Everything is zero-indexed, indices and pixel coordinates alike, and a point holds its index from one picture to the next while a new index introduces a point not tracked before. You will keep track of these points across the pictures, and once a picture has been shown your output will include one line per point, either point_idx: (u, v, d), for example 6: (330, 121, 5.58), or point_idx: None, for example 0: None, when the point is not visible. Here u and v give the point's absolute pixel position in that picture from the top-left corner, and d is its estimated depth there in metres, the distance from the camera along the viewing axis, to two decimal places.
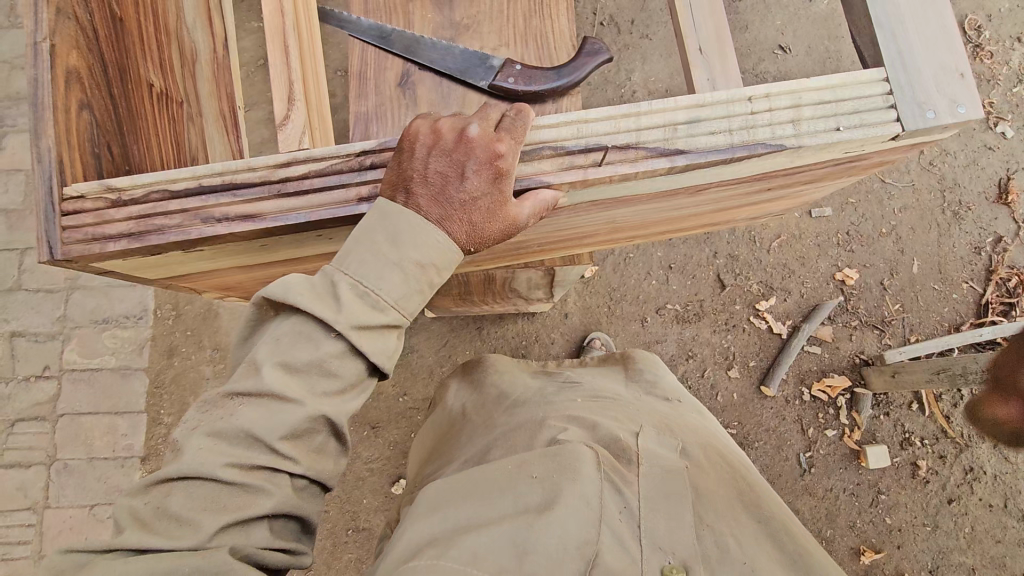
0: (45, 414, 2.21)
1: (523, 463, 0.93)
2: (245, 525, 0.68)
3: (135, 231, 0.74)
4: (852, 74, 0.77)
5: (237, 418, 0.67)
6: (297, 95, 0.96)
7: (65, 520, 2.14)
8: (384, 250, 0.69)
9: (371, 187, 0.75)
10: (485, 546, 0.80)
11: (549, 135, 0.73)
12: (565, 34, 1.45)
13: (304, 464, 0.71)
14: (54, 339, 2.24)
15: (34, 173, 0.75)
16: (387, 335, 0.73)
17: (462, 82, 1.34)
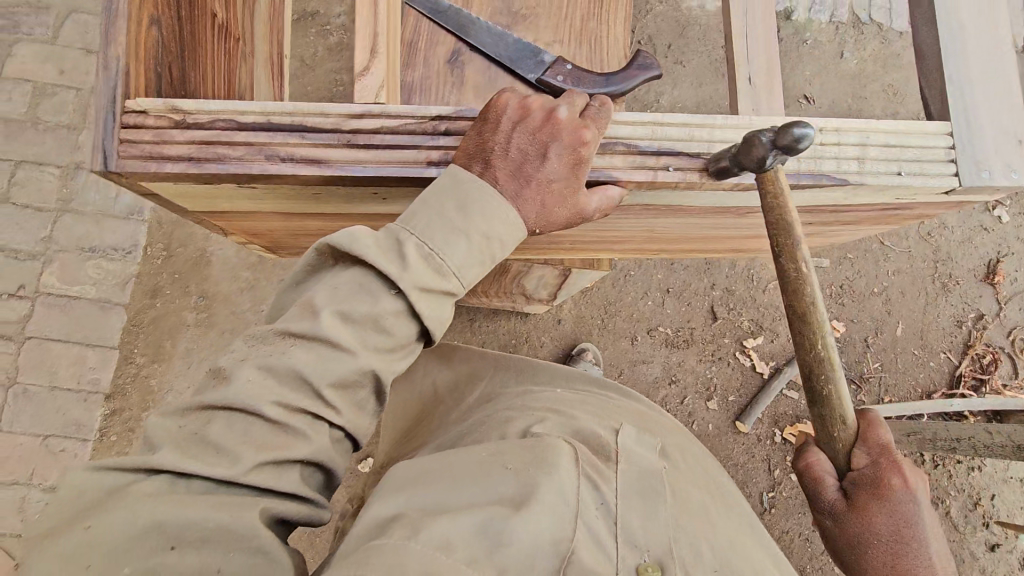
0: (12, 334, 2.13)
1: (503, 452, 0.92)
2: (279, 467, 0.67)
3: (195, 156, 0.72)
4: (920, 122, 0.79)
5: (289, 357, 0.67)
6: (379, 50, 0.95)
7: (15, 447, 2.06)
8: (461, 220, 0.69)
9: (442, 153, 0.74)
10: (476, 533, 0.79)
11: (624, 132, 0.74)
12: (619, 43, 1.46)
13: (345, 416, 0.71)
14: (35, 259, 2.16)
15: (97, 81, 0.72)
16: (444, 301, 0.73)
17: (510, 71, 1.32)
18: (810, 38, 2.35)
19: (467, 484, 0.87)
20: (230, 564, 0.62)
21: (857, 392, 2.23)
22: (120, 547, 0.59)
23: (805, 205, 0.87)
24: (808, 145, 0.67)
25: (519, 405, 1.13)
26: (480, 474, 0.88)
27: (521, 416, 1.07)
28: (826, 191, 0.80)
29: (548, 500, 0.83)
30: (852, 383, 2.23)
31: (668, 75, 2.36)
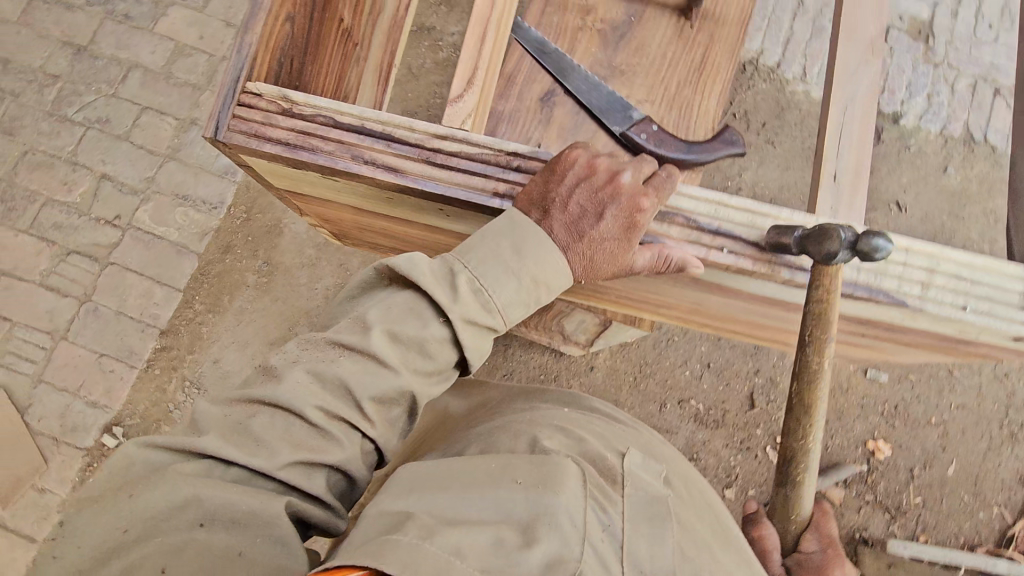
0: (98, 257, 2.42)
1: (511, 466, 0.88)
2: (309, 470, 0.74)
3: (293, 142, 0.80)
4: (998, 261, 0.76)
5: (337, 364, 0.75)
6: (476, 82, 1.02)
7: (72, 358, 2.33)
8: (513, 261, 0.75)
9: (509, 187, 0.79)
10: (489, 547, 0.77)
11: (686, 205, 0.77)
12: (710, 115, 1.48)
13: (378, 428, 0.78)
14: (136, 195, 2.46)
15: (228, 62, 0.82)
16: (483, 334, 0.80)
17: (598, 119, 1.43)
18: (915, 143, 2.27)
19: (468, 495, 0.84)
20: (254, 548, 0.67)
21: (889, 523, 2.07)
22: (151, 519, 0.66)
23: (859, 317, 0.85)
24: (882, 256, 0.68)
25: (525, 422, 1.11)
26: (482, 484, 0.85)
27: (530, 432, 1.06)
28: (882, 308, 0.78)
29: (560, 520, 0.80)
30: (886, 511, 2.08)
31: (756, 152, 2.34)
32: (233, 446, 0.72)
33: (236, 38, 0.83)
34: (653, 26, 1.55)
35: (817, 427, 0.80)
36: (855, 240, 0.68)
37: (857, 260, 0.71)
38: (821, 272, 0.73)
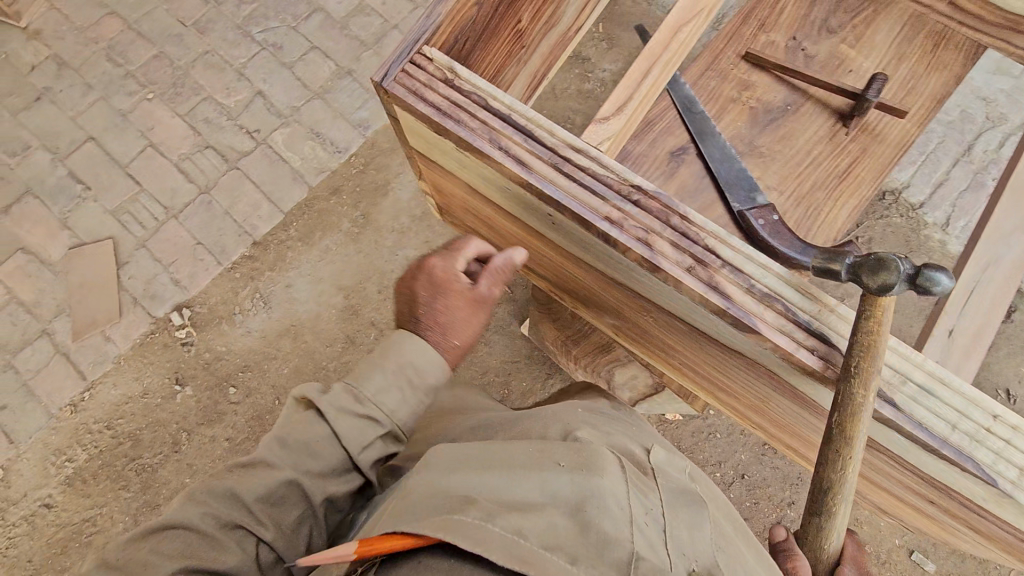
0: (230, 158, 2.96)
1: (547, 447, 1.02)
2: (227, 544, 1.08)
3: (444, 109, 0.85)
4: None
5: (226, 481, 1.13)
6: (625, 109, 1.19)
7: (176, 235, 2.84)
8: (381, 360, 1.22)
9: (621, 215, 0.81)
10: (550, 526, 0.87)
11: (789, 295, 0.77)
12: (837, 224, 1.44)
13: (269, 530, 1.12)
14: (280, 118, 3.01)
15: (414, 25, 0.91)
16: (356, 424, 1.20)
17: (720, 190, 1.45)
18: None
19: (512, 470, 0.97)
20: None
21: None
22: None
23: (932, 479, 0.86)
24: (937, 293, 0.76)
25: (547, 416, 1.20)
26: (523, 464, 0.97)
27: (554, 424, 1.15)
28: (966, 477, 0.79)
29: (609, 504, 0.91)
30: None
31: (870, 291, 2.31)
32: (214, 500, 1.11)
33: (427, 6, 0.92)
34: (809, 120, 1.52)
35: (851, 459, 0.86)
36: (912, 274, 0.74)
37: (909, 290, 0.77)
38: (870, 300, 0.75)
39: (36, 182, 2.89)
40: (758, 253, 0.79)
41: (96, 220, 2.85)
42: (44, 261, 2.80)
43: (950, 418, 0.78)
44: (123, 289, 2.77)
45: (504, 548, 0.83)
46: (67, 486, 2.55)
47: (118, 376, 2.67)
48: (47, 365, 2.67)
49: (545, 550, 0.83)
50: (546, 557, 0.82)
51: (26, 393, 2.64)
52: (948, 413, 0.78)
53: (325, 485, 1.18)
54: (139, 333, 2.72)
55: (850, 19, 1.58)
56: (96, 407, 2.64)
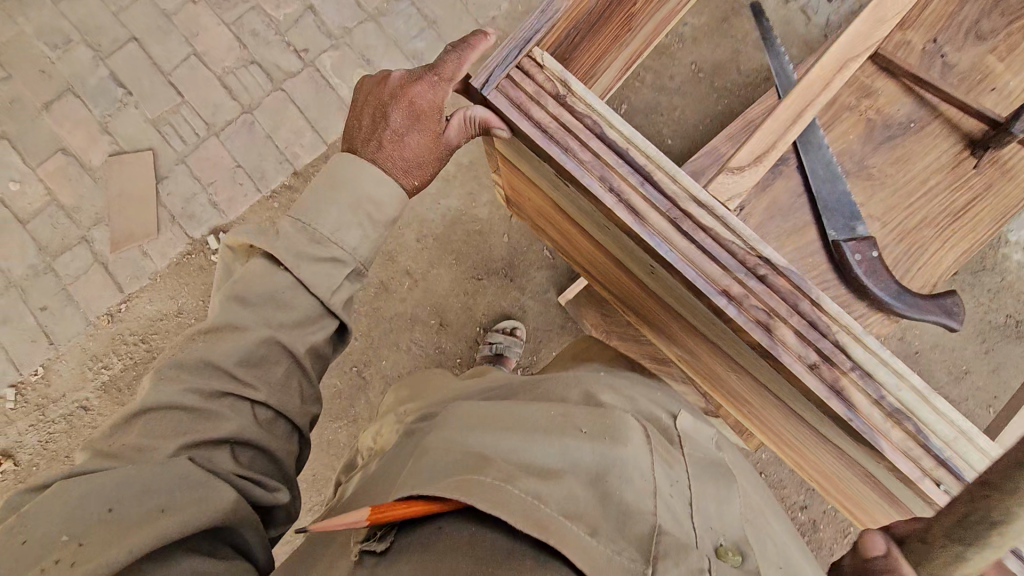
0: (275, 77, 2.80)
1: (571, 416, 1.15)
2: (215, 441, 1.05)
3: (549, 132, 0.94)
4: None
5: (204, 351, 1.09)
6: (764, 161, 1.25)
7: (217, 154, 2.75)
8: (335, 192, 1.21)
9: (740, 285, 0.92)
10: (571, 494, 0.97)
11: (890, 384, 0.92)
12: (938, 269, 1.31)
13: (262, 393, 1.11)
14: (331, 39, 2.82)
15: (521, 25, 0.95)
16: (322, 269, 1.18)
17: (817, 213, 1.31)
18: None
19: (537, 437, 1.09)
20: (174, 504, 0.94)
21: None
22: (92, 504, 0.90)
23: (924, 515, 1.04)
24: None
25: (579, 383, 1.35)
26: (539, 437, 1.09)
27: (575, 387, 1.31)
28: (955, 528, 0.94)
29: (632, 476, 1.03)
30: None
31: None
32: (187, 375, 1.07)
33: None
34: (932, 143, 1.34)
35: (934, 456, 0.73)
36: None
37: None
38: None
39: (77, 80, 2.78)
40: (892, 360, 0.93)
41: (136, 128, 2.76)
42: (84, 165, 2.75)
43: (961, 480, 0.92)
44: (161, 205, 2.73)
45: (522, 516, 0.88)
46: (104, 392, 2.64)
47: (154, 292, 2.69)
48: (85, 272, 2.69)
49: (563, 521, 0.90)
50: (563, 526, 0.89)
51: (66, 298, 2.68)
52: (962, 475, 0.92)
53: (304, 336, 1.17)
54: (175, 253, 2.71)
55: (1006, 24, 1.34)
56: (132, 319, 2.68)
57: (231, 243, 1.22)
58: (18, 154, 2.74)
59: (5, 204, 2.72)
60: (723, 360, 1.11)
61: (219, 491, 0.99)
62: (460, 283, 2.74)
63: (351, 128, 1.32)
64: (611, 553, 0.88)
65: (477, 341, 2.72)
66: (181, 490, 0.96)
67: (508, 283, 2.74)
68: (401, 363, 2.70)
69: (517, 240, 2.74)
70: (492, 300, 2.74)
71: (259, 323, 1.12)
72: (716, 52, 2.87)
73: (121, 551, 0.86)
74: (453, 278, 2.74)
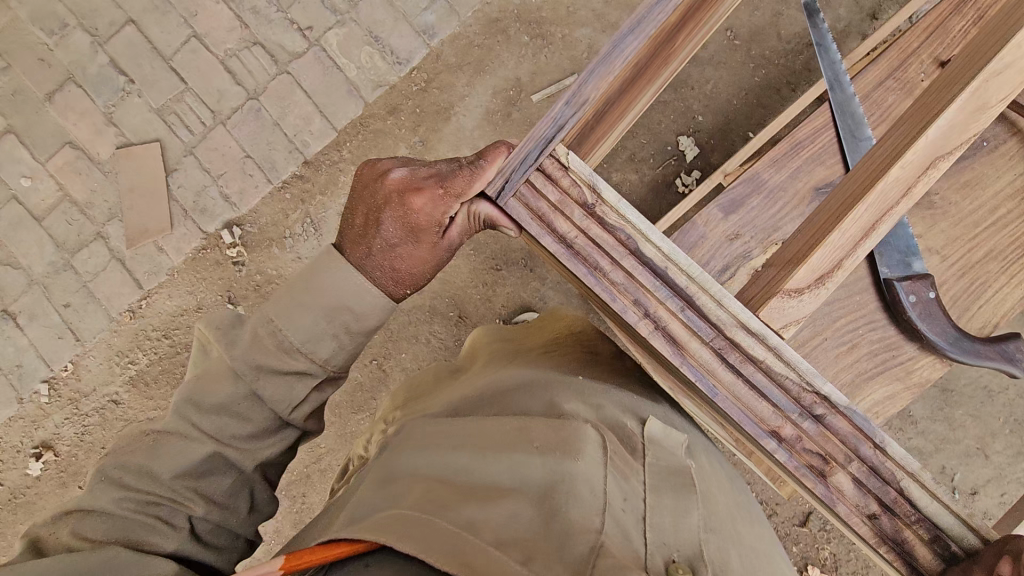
0: (279, 59, 2.65)
1: (526, 433, 1.23)
2: (146, 534, 1.04)
3: (581, 240, 1.08)
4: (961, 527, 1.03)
5: (154, 461, 1.07)
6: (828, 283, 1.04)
7: (225, 145, 2.66)
8: (308, 299, 1.15)
9: (771, 407, 1.05)
10: (511, 515, 1.06)
11: (901, 480, 1.04)
12: (1004, 306, 1.19)
13: (204, 509, 1.10)
14: (335, 15, 2.63)
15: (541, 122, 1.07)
16: (293, 382, 1.15)
17: (869, 249, 1.17)
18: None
19: (489, 461, 1.17)
20: None
21: None
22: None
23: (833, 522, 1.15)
24: None
25: (550, 391, 1.43)
26: (493, 458, 1.18)
27: (549, 394, 1.41)
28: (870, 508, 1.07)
29: (580, 490, 1.11)
30: None
31: None
32: (129, 477, 1.06)
33: (566, 99, 1.06)
34: (1004, 165, 1.19)
35: None
36: None
37: None
38: None
39: (77, 68, 2.67)
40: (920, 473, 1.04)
41: (142, 118, 2.67)
42: (92, 158, 2.68)
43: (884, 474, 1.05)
44: (173, 198, 2.67)
45: (448, 550, 0.96)
46: (133, 386, 2.70)
47: (173, 287, 2.69)
48: (104, 269, 2.68)
49: (493, 549, 0.98)
50: (496, 556, 0.97)
51: (87, 294, 2.69)
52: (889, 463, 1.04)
53: (256, 453, 1.15)
54: (191, 248, 2.68)
55: None
56: (153, 315, 2.69)
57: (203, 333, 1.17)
58: (26, 149, 2.69)
59: (20, 200, 2.70)
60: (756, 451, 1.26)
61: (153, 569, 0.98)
62: (478, 275, 2.67)
63: (345, 222, 1.27)
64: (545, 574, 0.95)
65: None
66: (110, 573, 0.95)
67: (527, 273, 2.66)
68: (420, 356, 2.68)
69: None
70: (511, 291, 2.67)
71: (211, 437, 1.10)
72: (755, 16, 2.63)
73: None
74: (471, 269, 2.68)
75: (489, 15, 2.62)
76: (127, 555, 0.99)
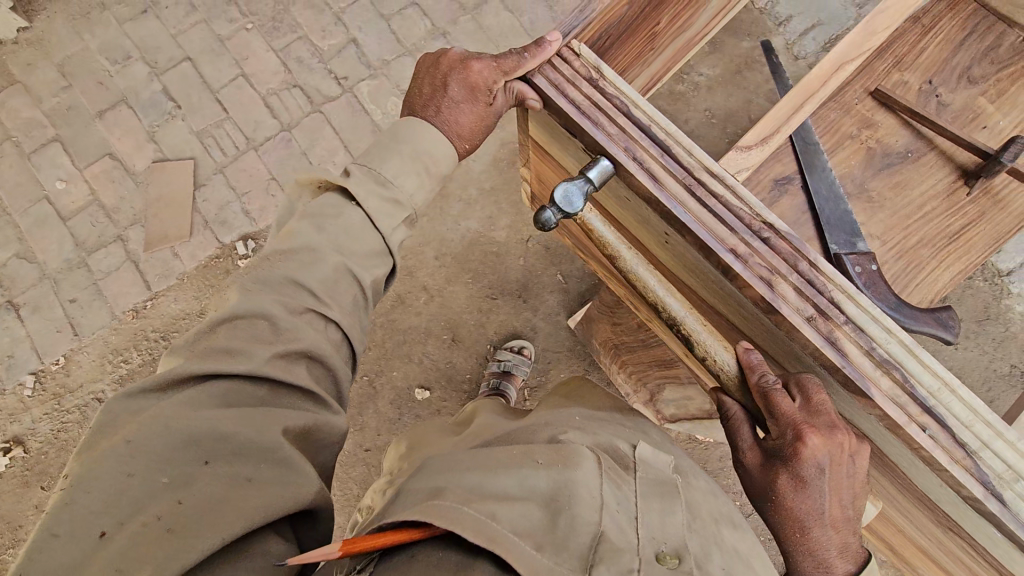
0: (314, 101, 3.00)
1: (533, 451, 1.05)
2: (287, 367, 1.09)
3: (582, 107, 0.86)
4: (990, 418, 0.74)
5: (276, 270, 1.17)
6: (768, 145, 1.34)
7: (253, 166, 2.92)
8: (395, 145, 1.32)
9: (747, 249, 0.80)
10: (520, 521, 0.92)
11: (962, 415, 0.74)
12: (934, 287, 1.39)
13: (337, 313, 1.19)
14: (369, 69, 3.02)
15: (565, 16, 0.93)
16: (386, 213, 1.30)
17: (819, 228, 1.39)
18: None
19: (494, 473, 1.00)
20: (257, 475, 0.96)
21: None
22: (185, 461, 0.94)
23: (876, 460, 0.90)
24: None
25: (545, 423, 1.22)
26: (499, 467, 1.02)
27: (547, 428, 1.19)
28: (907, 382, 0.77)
29: (580, 493, 0.98)
30: None
31: None
32: (268, 291, 1.14)
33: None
34: (928, 172, 1.44)
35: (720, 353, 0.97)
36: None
37: None
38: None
39: (132, 93, 2.99)
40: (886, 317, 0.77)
41: (181, 139, 2.95)
42: (128, 170, 2.92)
43: (961, 421, 0.74)
44: (196, 210, 2.87)
45: (476, 524, 0.89)
46: (119, 386, 2.70)
47: (179, 291, 2.80)
48: (116, 269, 2.81)
49: (513, 536, 0.89)
50: (512, 541, 0.88)
51: (95, 291, 2.79)
52: (958, 412, 0.74)
53: (370, 267, 1.27)
54: (205, 256, 2.83)
55: (995, 71, 1.48)
56: (156, 317, 2.77)
57: (303, 180, 1.34)
58: (68, 156, 2.93)
59: (50, 201, 2.88)
60: (737, 334, 0.99)
61: (301, 477, 1.00)
62: (475, 301, 2.82)
63: (414, 93, 1.40)
64: (551, 565, 0.88)
65: (487, 358, 2.77)
66: (267, 464, 0.98)
67: (521, 304, 2.81)
68: (411, 375, 2.74)
69: (531, 263, 2.83)
70: (504, 320, 2.80)
71: (333, 248, 1.21)
72: (729, 100, 2.97)
73: (213, 535, 0.86)
74: (468, 295, 2.82)
75: None
76: (272, 437, 1.00)
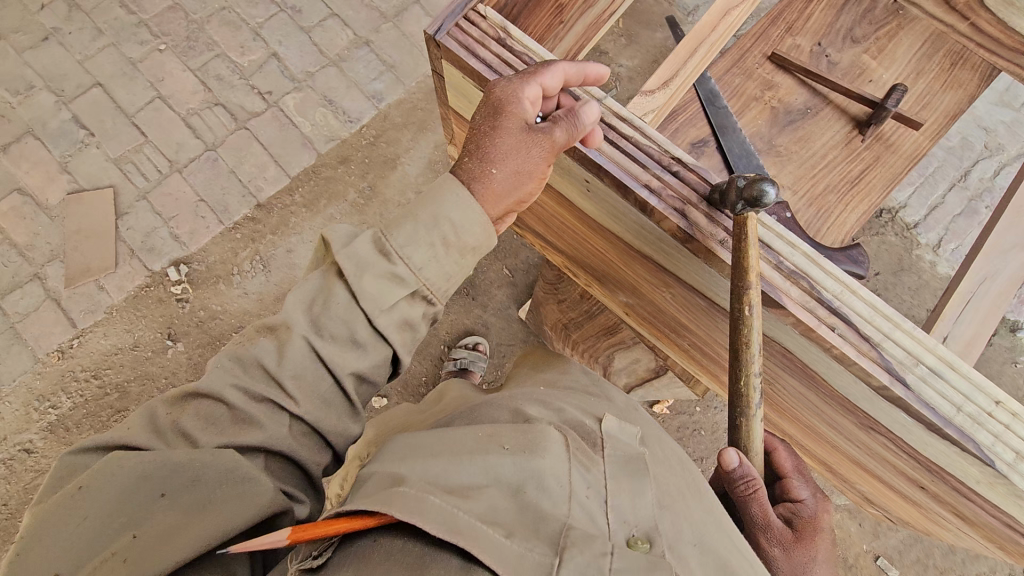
0: (238, 117, 2.92)
1: (500, 433, 1.00)
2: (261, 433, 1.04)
3: (494, 66, 0.97)
4: (892, 314, 0.83)
5: None
6: (670, 84, 1.27)
7: (179, 189, 2.82)
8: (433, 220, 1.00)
9: (660, 181, 0.88)
10: (490, 508, 0.89)
11: (864, 311, 0.82)
12: (844, 228, 1.49)
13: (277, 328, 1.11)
14: (293, 82, 2.98)
15: None
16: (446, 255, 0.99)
17: None
18: (1009, 361, 2.59)
19: (461, 459, 0.96)
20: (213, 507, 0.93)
21: None
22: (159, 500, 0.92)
23: (813, 384, 0.96)
24: None
25: (511, 397, 1.20)
26: (470, 449, 0.97)
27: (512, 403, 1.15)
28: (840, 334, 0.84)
29: (547, 483, 0.94)
30: None
31: None
32: None
33: None
34: (827, 125, 1.56)
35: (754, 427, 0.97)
36: None
37: None
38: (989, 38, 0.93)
39: (38, 123, 2.83)
40: (788, 232, 0.86)
41: (98, 166, 2.81)
42: (40, 204, 2.75)
43: (868, 317, 0.82)
44: (120, 238, 2.73)
45: (436, 521, 0.83)
46: (50, 433, 2.52)
47: (109, 326, 2.64)
48: (36, 309, 2.63)
49: (480, 524, 0.85)
50: (481, 534, 0.84)
51: (13, 335, 2.60)
52: (864, 310, 0.83)
53: None
54: (134, 286, 2.69)
55: (875, 30, 1.62)
56: (85, 354, 2.60)
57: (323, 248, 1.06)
58: None
59: None
60: (667, 278, 1.03)
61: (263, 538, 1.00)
62: None
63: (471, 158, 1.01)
64: (522, 553, 0.83)
65: (442, 358, 2.75)
66: (222, 489, 0.94)
67: (470, 301, 2.81)
68: None
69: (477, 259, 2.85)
70: (455, 318, 2.79)
71: None
72: None
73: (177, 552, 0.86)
74: None
75: (429, 85, 3.05)
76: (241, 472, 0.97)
